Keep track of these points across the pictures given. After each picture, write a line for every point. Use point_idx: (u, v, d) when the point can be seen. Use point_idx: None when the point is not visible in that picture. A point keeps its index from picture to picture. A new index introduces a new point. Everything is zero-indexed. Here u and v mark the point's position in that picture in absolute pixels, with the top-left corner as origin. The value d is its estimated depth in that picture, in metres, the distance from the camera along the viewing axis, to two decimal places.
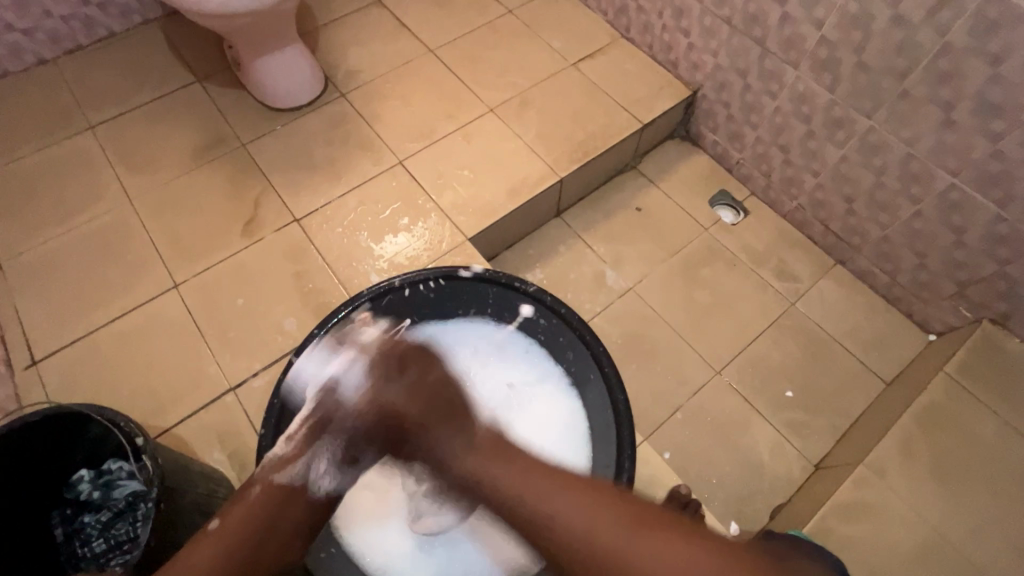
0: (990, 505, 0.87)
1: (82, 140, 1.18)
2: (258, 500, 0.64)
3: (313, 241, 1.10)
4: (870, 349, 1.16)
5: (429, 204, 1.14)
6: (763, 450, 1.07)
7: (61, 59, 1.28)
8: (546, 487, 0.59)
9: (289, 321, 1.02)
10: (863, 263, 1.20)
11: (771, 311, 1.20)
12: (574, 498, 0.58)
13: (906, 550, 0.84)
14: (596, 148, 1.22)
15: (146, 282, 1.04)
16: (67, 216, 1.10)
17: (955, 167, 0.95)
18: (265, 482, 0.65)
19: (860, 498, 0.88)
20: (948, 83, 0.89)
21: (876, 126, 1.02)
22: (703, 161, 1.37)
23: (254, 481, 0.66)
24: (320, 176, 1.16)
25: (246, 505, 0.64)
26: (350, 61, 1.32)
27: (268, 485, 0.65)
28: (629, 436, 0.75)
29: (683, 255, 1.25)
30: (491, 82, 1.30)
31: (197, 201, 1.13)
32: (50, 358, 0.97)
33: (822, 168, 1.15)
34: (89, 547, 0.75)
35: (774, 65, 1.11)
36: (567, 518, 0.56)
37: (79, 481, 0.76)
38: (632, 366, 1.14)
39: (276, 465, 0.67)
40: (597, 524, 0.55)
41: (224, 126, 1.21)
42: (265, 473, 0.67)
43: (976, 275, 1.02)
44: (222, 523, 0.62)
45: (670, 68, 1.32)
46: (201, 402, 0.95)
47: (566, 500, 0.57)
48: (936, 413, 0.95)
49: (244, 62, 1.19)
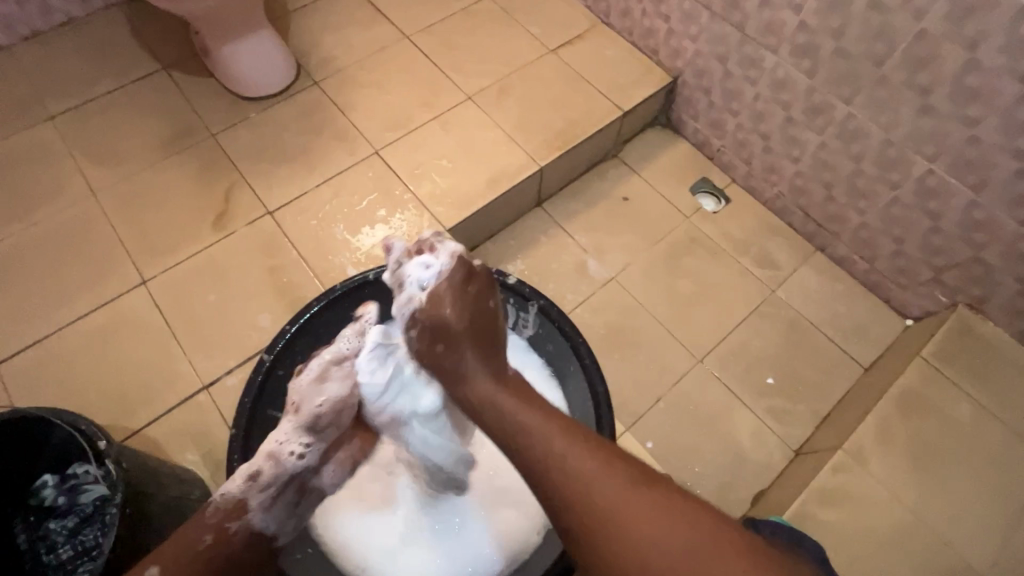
0: (964, 487, 0.89)
1: (42, 131, 1.13)
2: (214, 544, 0.62)
3: (288, 234, 1.07)
4: (849, 335, 1.17)
5: (407, 195, 1.12)
6: (745, 438, 1.08)
7: (18, 46, 1.22)
8: (561, 440, 0.56)
9: (264, 316, 1.00)
10: (843, 250, 1.21)
11: (752, 300, 1.20)
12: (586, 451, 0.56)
13: (883, 533, 0.85)
14: (577, 136, 1.21)
15: (113, 279, 1.01)
16: (27, 211, 1.06)
17: (932, 153, 0.95)
18: (220, 529, 0.63)
19: (839, 483, 0.89)
20: (925, 68, 0.89)
21: (855, 112, 1.01)
22: (684, 149, 1.36)
23: (205, 525, 0.62)
24: (294, 167, 1.13)
25: (197, 551, 0.60)
26: (323, 48, 1.28)
27: (224, 531, 0.63)
28: (609, 428, 0.74)
29: (665, 244, 1.25)
30: (469, 69, 1.27)
31: (165, 194, 1.09)
32: (12, 360, 0.93)
33: (802, 154, 1.15)
34: (56, 554, 0.73)
35: (754, 51, 1.10)
36: (576, 470, 0.54)
37: (42, 486, 0.73)
38: (615, 356, 1.13)
39: (232, 510, 0.64)
40: (603, 483, 0.53)
41: (192, 115, 1.17)
42: (217, 515, 0.63)
43: (952, 260, 1.03)
44: (168, 569, 0.58)
45: (650, 54, 1.30)
46: (173, 401, 0.92)
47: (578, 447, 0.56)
48: (913, 397, 0.96)
49: (212, 48, 1.15)
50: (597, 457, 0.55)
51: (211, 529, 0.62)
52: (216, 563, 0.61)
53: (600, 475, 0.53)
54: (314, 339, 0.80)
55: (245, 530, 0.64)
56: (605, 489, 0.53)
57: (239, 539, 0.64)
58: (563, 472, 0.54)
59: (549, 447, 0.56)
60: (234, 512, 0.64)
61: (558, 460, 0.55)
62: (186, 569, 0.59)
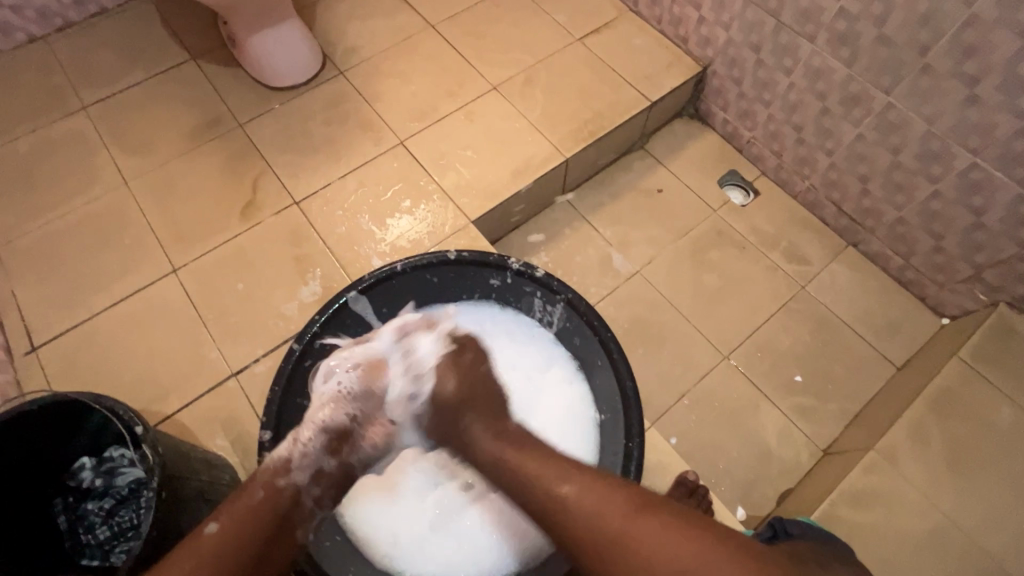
0: (1001, 491, 0.86)
1: (75, 121, 1.15)
2: (265, 501, 0.61)
3: (314, 223, 1.07)
4: (882, 333, 1.14)
5: (431, 186, 1.11)
6: (772, 435, 1.06)
7: (52, 37, 1.24)
8: (555, 473, 0.58)
9: (290, 306, 1.01)
10: (877, 246, 1.17)
11: (781, 295, 1.17)
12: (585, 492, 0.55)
13: (916, 536, 0.83)
14: (603, 127, 1.19)
15: (145, 266, 1.03)
16: (62, 199, 1.08)
17: (977, 146, 0.91)
18: (271, 486, 0.63)
19: (870, 484, 0.87)
20: (973, 56, 0.85)
21: (895, 103, 0.98)
22: (712, 140, 1.33)
23: (255, 485, 0.62)
24: (320, 157, 1.13)
25: (251, 507, 0.60)
26: (348, 38, 1.27)
27: (276, 489, 0.63)
28: (637, 423, 0.75)
29: (691, 238, 1.23)
30: (493, 58, 1.25)
31: (195, 183, 1.10)
32: (49, 345, 0.96)
33: (836, 147, 1.11)
34: (92, 534, 0.74)
35: (789, 39, 1.06)
36: (578, 512, 0.54)
37: (81, 468, 0.75)
38: (639, 351, 1.12)
39: (280, 470, 0.64)
40: (608, 509, 0.53)
41: (220, 105, 1.18)
42: (268, 476, 0.63)
43: (994, 257, 0.99)
44: (225, 524, 0.57)
45: (679, 43, 1.27)
46: (203, 388, 0.94)
47: (575, 488, 0.56)
48: (949, 398, 0.93)
49: (240, 39, 1.16)
50: (596, 483, 0.56)
51: (264, 488, 0.62)
52: (272, 527, 0.60)
53: (601, 508, 0.54)
54: (341, 330, 0.80)
55: (294, 489, 0.64)
56: (610, 522, 0.52)
57: (289, 498, 0.63)
58: (571, 516, 0.54)
59: (551, 487, 0.57)
60: (285, 470, 0.64)
61: (561, 509, 0.55)
62: (241, 521, 0.58)
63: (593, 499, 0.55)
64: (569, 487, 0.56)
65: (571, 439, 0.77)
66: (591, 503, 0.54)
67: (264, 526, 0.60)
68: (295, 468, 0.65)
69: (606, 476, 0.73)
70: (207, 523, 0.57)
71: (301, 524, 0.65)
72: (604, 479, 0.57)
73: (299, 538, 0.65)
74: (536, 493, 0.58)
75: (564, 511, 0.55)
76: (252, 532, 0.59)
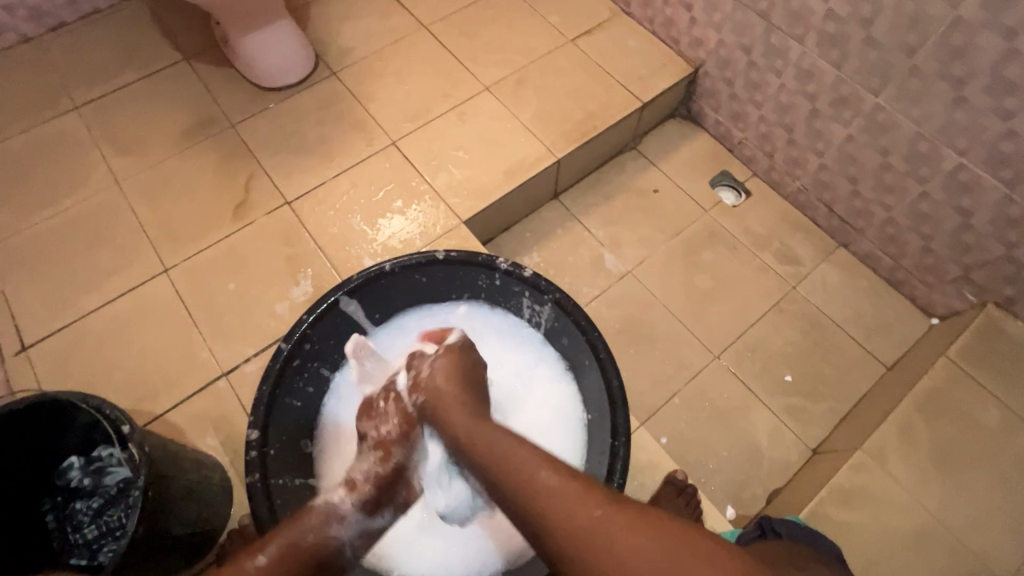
0: (988, 491, 0.87)
1: (67, 121, 1.15)
2: (315, 546, 0.59)
3: (305, 224, 1.07)
4: (872, 333, 1.14)
5: (423, 186, 1.12)
6: (762, 435, 1.06)
7: (44, 37, 1.24)
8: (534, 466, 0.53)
9: (281, 306, 1.01)
10: (867, 246, 1.18)
11: (772, 296, 1.18)
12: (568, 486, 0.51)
13: (903, 536, 0.84)
14: (595, 128, 1.19)
15: (136, 266, 1.03)
16: (54, 198, 1.08)
17: (964, 147, 0.92)
18: (321, 530, 0.60)
19: (858, 484, 0.87)
20: (959, 58, 0.85)
21: (884, 105, 0.98)
22: (704, 141, 1.34)
23: (306, 526, 0.60)
24: (312, 157, 1.14)
25: (302, 546, 0.58)
26: (341, 38, 1.28)
27: (326, 534, 0.61)
28: (622, 422, 0.72)
29: (683, 238, 1.23)
30: (486, 59, 1.26)
31: (186, 183, 1.10)
32: (39, 345, 0.96)
33: (827, 148, 1.12)
34: (81, 533, 0.75)
35: (780, 40, 1.07)
36: (552, 503, 0.50)
37: (70, 468, 0.75)
38: (630, 350, 1.13)
39: (330, 517, 0.62)
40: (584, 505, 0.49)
41: (213, 105, 1.18)
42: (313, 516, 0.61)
43: (982, 258, 1.00)
44: (276, 560, 0.55)
45: (672, 44, 1.28)
46: (194, 388, 0.94)
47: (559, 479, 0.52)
48: (938, 398, 0.94)
49: (233, 40, 1.16)
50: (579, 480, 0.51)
51: (314, 530, 0.60)
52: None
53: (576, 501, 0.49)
54: (330, 330, 0.81)
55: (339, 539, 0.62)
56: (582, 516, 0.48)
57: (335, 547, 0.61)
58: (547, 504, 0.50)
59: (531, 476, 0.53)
60: (334, 519, 0.62)
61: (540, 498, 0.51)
62: (286, 562, 0.56)
63: (572, 490, 0.50)
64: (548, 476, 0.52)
65: (559, 439, 0.79)
66: (571, 494, 0.50)
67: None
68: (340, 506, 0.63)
69: (594, 476, 0.72)
70: (256, 554, 0.55)
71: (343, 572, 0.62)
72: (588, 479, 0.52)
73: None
74: (520, 486, 0.52)
75: (542, 499, 0.50)
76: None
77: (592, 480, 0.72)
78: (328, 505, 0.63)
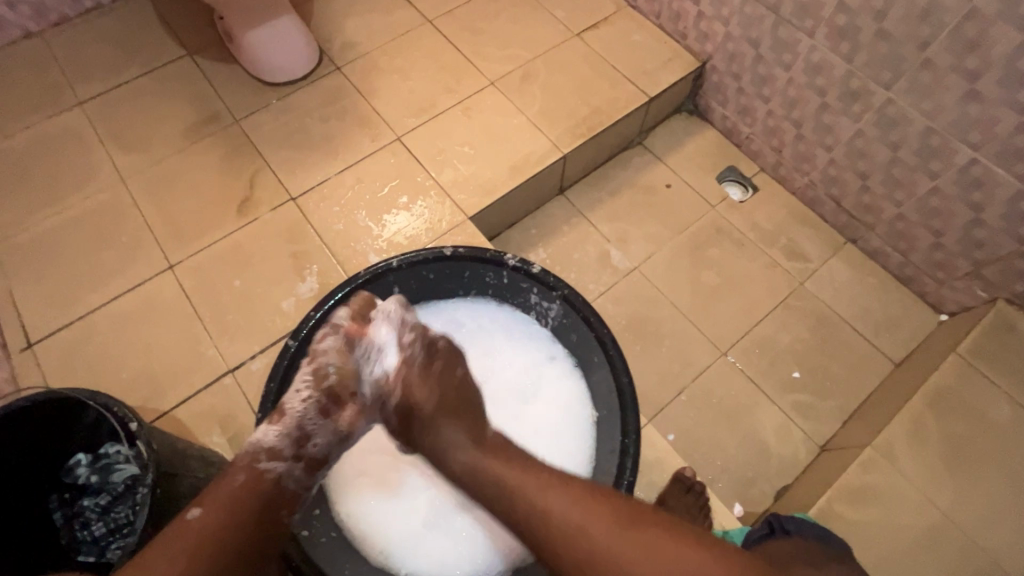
0: (999, 489, 0.86)
1: (71, 116, 1.15)
2: (247, 485, 0.58)
3: (311, 220, 1.07)
4: (880, 329, 1.14)
5: (429, 182, 1.11)
6: (770, 432, 1.05)
7: (48, 33, 1.23)
8: (536, 490, 0.56)
9: (287, 303, 1.00)
10: (876, 242, 1.17)
11: (780, 291, 1.17)
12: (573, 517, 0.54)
13: (913, 535, 0.83)
14: (601, 123, 1.18)
15: (141, 262, 1.02)
16: (58, 195, 1.08)
17: (977, 141, 0.91)
18: (252, 469, 0.59)
19: (868, 481, 0.87)
20: (973, 51, 0.84)
21: (895, 98, 0.97)
22: (711, 136, 1.33)
23: (237, 467, 0.59)
24: (316, 153, 1.13)
25: (233, 492, 0.57)
26: (345, 33, 1.27)
27: (256, 472, 0.59)
28: (632, 422, 0.72)
29: (690, 234, 1.22)
30: (492, 54, 1.25)
31: (191, 180, 1.10)
32: (45, 341, 0.96)
33: (836, 142, 1.11)
34: (89, 530, 0.75)
35: (789, 33, 1.06)
36: (563, 530, 0.54)
37: (76, 465, 0.75)
38: (636, 347, 1.12)
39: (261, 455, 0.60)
40: (595, 525, 0.53)
41: (218, 101, 1.17)
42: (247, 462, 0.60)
43: (993, 254, 0.99)
44: (206, 513, 0.55)
45: (678, 38, 1.26)
46: (200, 384, 0.93)
47: (564, 501, 0.55)
48: (948, 395, 0.93)
49: (237, 35, 1.15)
50: (581, 499, 0.55)
51: (242, 471, 0.59)
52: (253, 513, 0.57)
53: (589, 523, 0.53)
54: None
55: (274, 475, 0.60)
56: (596, 536, 0.53)
57: (270, 485, 0.60)
58: (557, 528, 0.54)
59: (538, 501, 0.55)
60: (263, 455, 0.60)
61: (550, 520, 0.54)
62: (221, 510, 0.56)
63: (581, 514, 0.54)
64: (557, 501, 0.55)
65: (569, 436, 0.78)
66: (580, 514, 0.54)
67: (244, 518, 0.57)
68: (277, 454, 0.61)
69: (604, 474, 0.72)
70: (189, 509, 0.56)
71: (287, 508, 0.61)
72: (591, 489, 0.56)
73: (282, 521, 0.61)
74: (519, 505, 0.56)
75: (550, 520, 0.54)
76: (235, 525, 0.56)
77: (601, 477, 0.72)
78: (251, 449, 0.60)
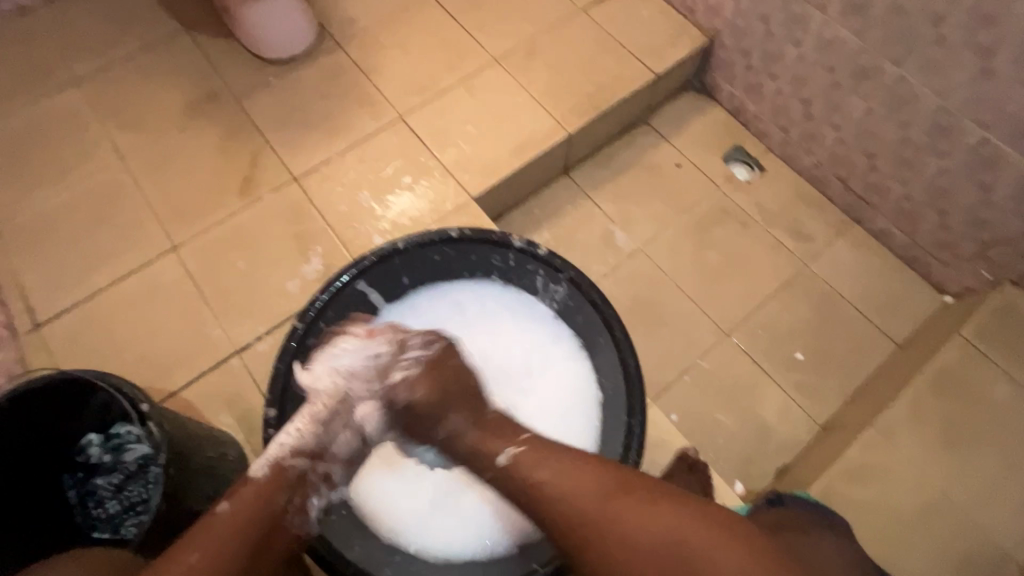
0: (996, 468, 0.87)
1: (67, 95, 1.13)
2: (272, 479, 0.63)
3: (313, 201, 1.06)
4: (883, 310, 1.14)
5: (431, 162, 1.10)
6: (771, 412, 1.06)
7: (40, 8, 1.21)
8: (530, 462, 0.60)
9: (291, 285, 1.00)
10: (881, 223, 1.16)
11: (783, 272, 1.17)
12: (567, 474, 0.58)
13: (910, 512, 0.85)
14: (606, 102, 1.16)
15: (144, 243, 1.02)
16: (55, 176, 1.06)
17: (989, 121, 0.89)
18: (276, 470, 0.63)
19: (867, 460, 0.88)
20: (988, 27, 0.83)
21: (906, 77, 0.95)
22: (717, 115, 1.31)
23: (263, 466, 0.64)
24: (317, 133, 1.11)
25: (259, 492, 0.61)
26: (345, 8, 1.24)
27: (280, 468, 0.64)
28: (639, 400, 0.74)
29: (695, 215, 1.21)
30: (495, 30, 1.22)
31: (191, 160, 1.09)
32: (51, 323, 0.96)
33: (844, 122, 1.09)
34: (103, 508, 0.77)
35: (799, 8, 1.03)
36: (554, 493, 0.57)
37: (88, 445, 0.76)
38: (640, 328, 1.12)
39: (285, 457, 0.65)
40: (585, 495, 0.56)
41: (215, 78, 1.15)
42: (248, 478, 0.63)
43: (999, 235, 0.98)
44: (235, 506, 0.60)
45: (686, 13, 1.24)
46: (207, 365, 0.94)
47: (553, 472, 0.59)
48: (949, 376, 0.94)
49: (235, 12, 1.12)
50: (574, 471, 0.58)
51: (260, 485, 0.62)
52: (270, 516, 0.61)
53: (576, 489, 0.56)
54: (342, 310, 0.79)
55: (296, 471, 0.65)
56: (585, 502, 0.55)
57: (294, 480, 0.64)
58: (548, 498, 0.57)
59: (530, 472, 0.60)
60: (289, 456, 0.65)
61: (540, 491, 0.58)
62: (249, 508, 0.60)
63: (572, 481, 0.57)
64: (547, 471, 0.59)
65: (575, 417, 0.78)
66: (573, 483, 0.57)
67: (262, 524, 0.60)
68: (300, 452, 0.66)
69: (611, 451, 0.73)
70: (217, 504, 0.60)
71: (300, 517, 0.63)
72: (577, 458, 0.60)
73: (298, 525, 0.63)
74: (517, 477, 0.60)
75: (543, 493, 0.58)
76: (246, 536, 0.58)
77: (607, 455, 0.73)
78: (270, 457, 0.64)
